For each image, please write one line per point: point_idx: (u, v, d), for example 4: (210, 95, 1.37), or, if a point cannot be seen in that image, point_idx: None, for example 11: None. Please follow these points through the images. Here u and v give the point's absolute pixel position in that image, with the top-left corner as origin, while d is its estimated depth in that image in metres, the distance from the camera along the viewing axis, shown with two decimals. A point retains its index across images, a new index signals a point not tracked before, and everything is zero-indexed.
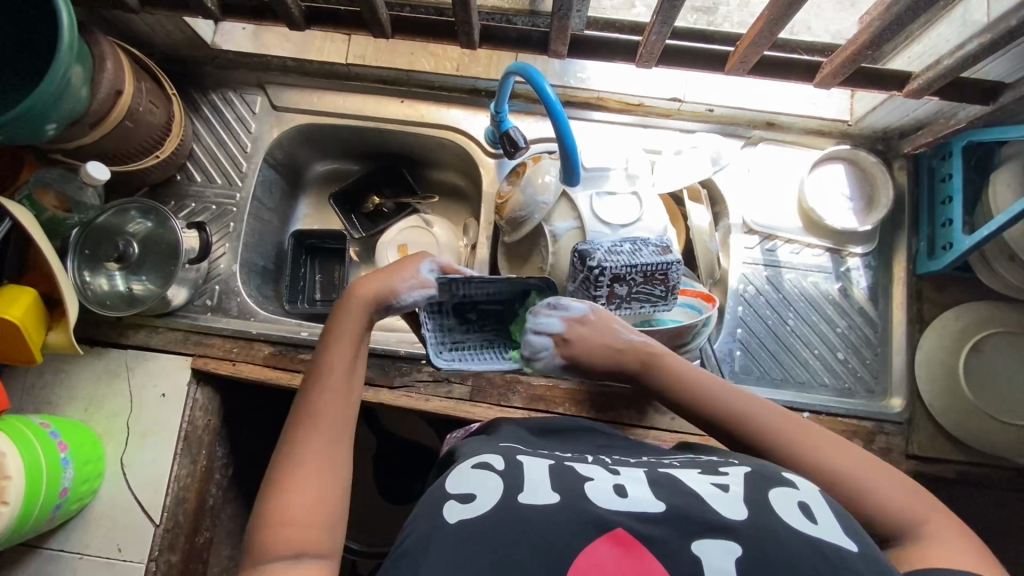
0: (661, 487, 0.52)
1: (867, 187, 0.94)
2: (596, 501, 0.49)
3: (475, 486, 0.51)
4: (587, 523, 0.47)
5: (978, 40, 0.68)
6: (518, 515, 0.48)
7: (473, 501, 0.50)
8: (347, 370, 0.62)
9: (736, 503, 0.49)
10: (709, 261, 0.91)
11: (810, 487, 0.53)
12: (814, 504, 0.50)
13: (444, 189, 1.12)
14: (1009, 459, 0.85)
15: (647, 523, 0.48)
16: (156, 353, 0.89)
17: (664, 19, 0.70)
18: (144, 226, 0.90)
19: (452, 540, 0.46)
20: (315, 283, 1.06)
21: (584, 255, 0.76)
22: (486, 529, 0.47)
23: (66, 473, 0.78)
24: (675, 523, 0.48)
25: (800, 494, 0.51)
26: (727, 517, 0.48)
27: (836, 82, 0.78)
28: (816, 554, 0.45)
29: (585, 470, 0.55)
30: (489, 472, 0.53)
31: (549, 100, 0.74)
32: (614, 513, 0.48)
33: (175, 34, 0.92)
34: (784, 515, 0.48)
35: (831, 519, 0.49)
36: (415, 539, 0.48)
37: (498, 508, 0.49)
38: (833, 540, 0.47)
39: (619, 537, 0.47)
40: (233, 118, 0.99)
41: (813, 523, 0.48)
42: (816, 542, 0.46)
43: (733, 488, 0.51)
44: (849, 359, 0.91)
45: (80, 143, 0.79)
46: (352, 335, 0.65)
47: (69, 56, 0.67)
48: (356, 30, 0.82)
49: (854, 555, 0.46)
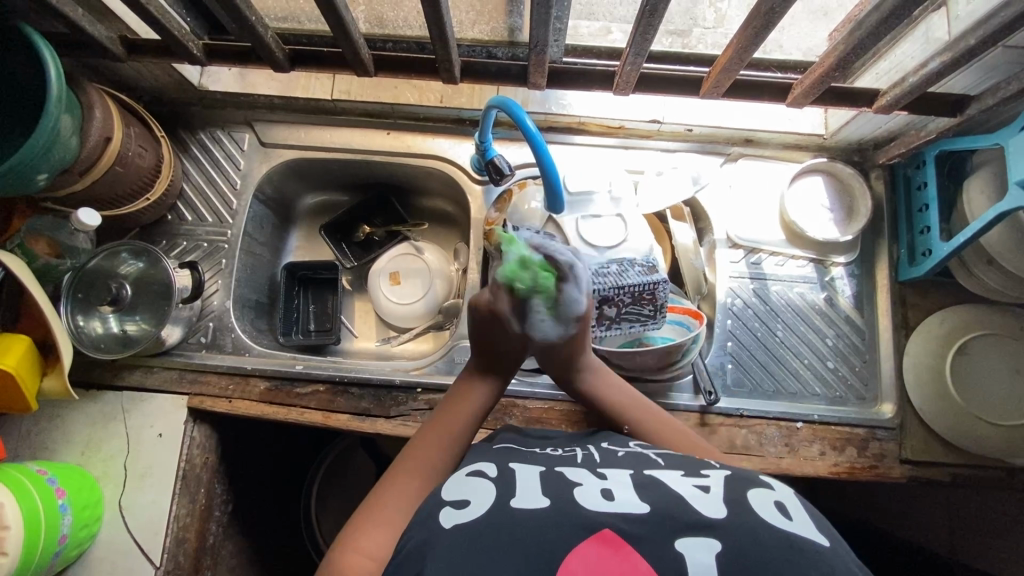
0: (645, 489, 0.52)
1: (845, 198, 0.96)
2: (585, 505, 0.50)
3: (470, 493, 0.53)
4: (573, 527, 0.47)
5: (940, 58, 0.70)
6: (511, 518, 0.48)
7: (466, 507, 0.51)
8: (466, 421, 0.69)
9: (716, 503, 0.49)
10: (694, 277, 0.96)
11: (786, 487, 0.54)
12: (790, 504, 0.51)
13: (435, 216, 1.13)
14: (1000, 459, 0.85)
15: (632, 523, 0.48)
16: (152, 393, 0.90)
17: (637, 50, 0.73)
18: (135, 267, 0.91)
19: (446, 543, 0.47)
20: (308, 314, 1.07)
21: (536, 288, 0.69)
22: (477, 532, 0.47)
23: (65, 520, 0.77)
24: (661, 523, 0.47)
25: (776, 494, 0.52)
26: (708, 517, 0.48)
27: (808, 101, 0.80)
28: (791, 548, 0.45)
29: (575, 475, 0.56)
30: (481, 480, 0.55)
31: (530, 132, 0.75)
32: (601, 514, 0.48)
33: (163, 78, 0.94)
34: (762, 514, 0.48)
35: (806, 517, 0.50)
36: (413, 545, 0.48)
37: (494, 511, 0.50)
38: (807, 535, 0.47)
39: (607, 537, 0.46)
40: (221, 156, 1.00)
41: (790, 519, 0.48)
42: (790, 537, 0.46)
43: (714, 489, 0.52)
44: (839, 367, 0.93)
45: (70, 190, 0.80)
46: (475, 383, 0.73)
47: (57, 107, 0.68)
48: (339, 70, 0.84)
49: (827, 549, 0.46)
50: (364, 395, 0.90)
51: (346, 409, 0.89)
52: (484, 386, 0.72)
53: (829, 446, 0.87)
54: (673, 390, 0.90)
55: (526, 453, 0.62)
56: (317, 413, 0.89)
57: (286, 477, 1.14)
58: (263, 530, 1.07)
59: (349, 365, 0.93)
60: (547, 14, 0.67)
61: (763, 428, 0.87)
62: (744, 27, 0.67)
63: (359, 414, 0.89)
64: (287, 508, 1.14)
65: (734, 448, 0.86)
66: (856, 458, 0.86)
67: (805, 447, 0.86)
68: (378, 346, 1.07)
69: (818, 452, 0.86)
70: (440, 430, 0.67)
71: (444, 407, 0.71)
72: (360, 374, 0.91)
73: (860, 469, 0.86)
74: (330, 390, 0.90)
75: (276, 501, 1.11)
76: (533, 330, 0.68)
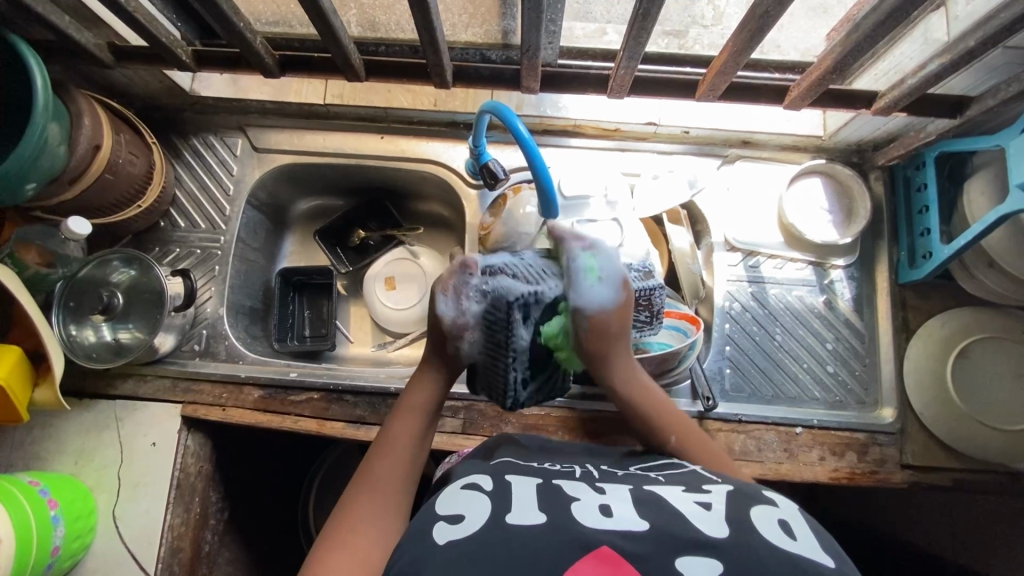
0: (644, 506, 0.51)
1: (845, 200, 0.95)
2: (582, 521, 0.49)
3: (465, 508, 0.52)
4: (570, 543, 0.46)
5: (939, 60, 0.69)
6: (507, 535, 0.47)
7: (461, 522, 0.50)
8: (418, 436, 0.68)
9: (718, 522, 0.48)
10: (691, 282, 0.94)
11: (789, 504, 0.53)
12: (793, 522, 0.50)
13: (430, 219, 1.12)
14: (1003, 465, 0.84)
15: (631, 540, 0.46)
16: (144, 402, 0.89)
17: (631, 53, 0.71)
18: (127, 275, 0.90)
19: (438, 560, 0.46)
20: (304, 320, 1.06)
21: (490, 273, 0.66)
22: (471, 549, 0.46)
23: (57, 532, 0.76)
24: (659, 540, 0.47)
25: (780, 512, 0.51)
26: (709, 535, 0.47)
27: (806, 103, 0.79)
28: (793, 568, 0.44)
29: (572, 489, 0.55)
30: (476, 494, 0.54)
31: (522, 137, 0.74)
32: (599, 531, 0.47)
33: (153, 84, 0.93)
34: (765, 534, 0.47)
35: (810, 535, 0.49)
36: (406, 561, 0.48)
37: (488, 527, 0.49)
38: (811, 556, 0.46)
39: (604, 555, 0.45)
40: (215, 162, 0.99)
41: (793, 539, 0.48)
42: (794, 558, 0.45)
43: (715, 506, 0.51)
44: (838, 372, 0.91)
45: (61, 200, 0.80)
46: (424, 393, 0.71)
47: (44, 116, 0.67)
48: (330, 75, 0.83)
49: (832, 570, 0.45)
50: (358, 403, 0.89)
51: (341, 416, 0.88)
52: (431, 394, 0.71)
53: (829, 452, 0.86)
54: (672, 396, 0.89)
55: (523, 465, 0.61)
56: (311, 420, 0.88)
57: (283, 483, 1.14)
58: (260, 537, 1.07)
59: (343, 372, 0.92)
60: (539, 18, 0.66)
61: (762, 434, 0.86)
62: (739, 31, 0.66)
63: (353, 421, 0.88)
64: (284, 514, 1.13)
65: (733, 455, 0.85)
66: (857, 464, 0.86)
67: (804, 452, 0.85)
68: (373, 351, 1.06)
69: (818, 458, 0.85)
70: (394, 449, 0.66)
71: (393, 422, 0.69)
72: (355, 382, 0.90)
73: (861, 475, 0.85)
74: (325, 397, 0.89)
75: (272, 504, 1.11)
76: (439, 302, 0.67)
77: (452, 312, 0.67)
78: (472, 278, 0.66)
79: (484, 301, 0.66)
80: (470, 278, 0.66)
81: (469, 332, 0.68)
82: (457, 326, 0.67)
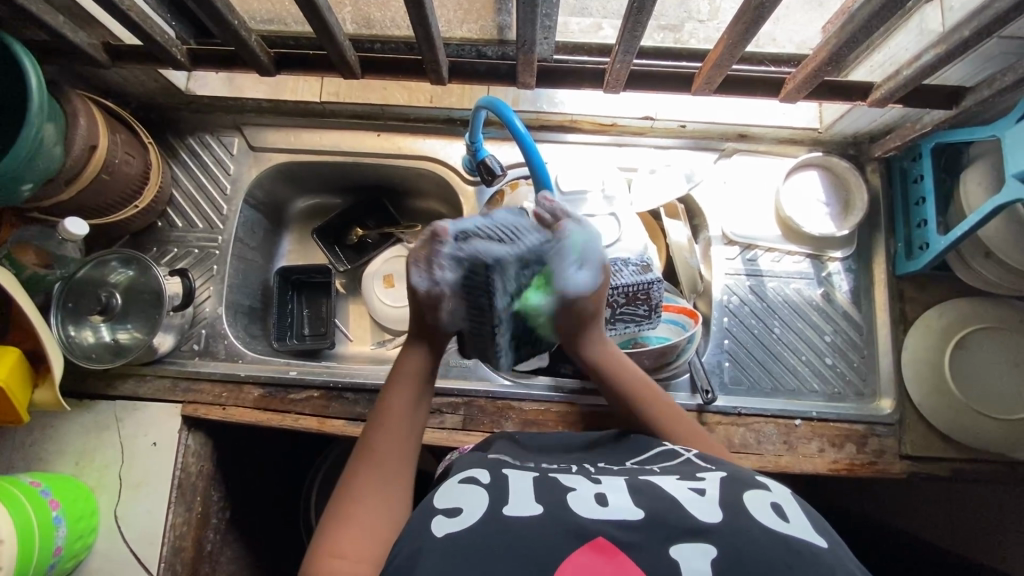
0: (641, 494, 0.51)
1: (841, 192, 0.95)
2: (578, 511, 0.49)
3: (463, 501, 0.52)
4: (568, 534, 0.46)
5: (934, 50, 0.69)
6: (505, 527, 0.48)
7: (459, 515, 0.50)
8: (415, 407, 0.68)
9: (713, 507, 0.49)
10: (689, 276, 0.94)
11: (783, 488, 0.53)
12: (786, 505, 0.50)
13: (428, 216, 1.12)
14: (998, 453, 0.85)
15: (627, 530, 0.47)
16: (145, 402, 0.89)
17: (627, 47, 0.71)
18: (125, 275, 0.90)
19: (436, 553, 0.46)
20: (303, 318, 1.06)
21: (464, 238, 0.65)
22: (470, 542, 0.47)
23: (59, 531, 0.77)
24: (656, 528, 0.47)
25: (773, 496, 0.51)
26: (704, 521, 0.47)
27: (801, 96, 0.80)
28: (787, 551, 0.44)
29: (569, 480, 0.55)
30: (474, 486, 0.54)
31: (518, 132, 0.74)
32: (596, 521, 0.48)
33: (148, 84, 0.93)
34: (759, 517, 0.48)
35: (803, 518, 0.49)
36: (405, 555, 0.48)
37: (486, 519, 0.49)
38: (804, 537, 0.46)
39: (600, 545, 0.46)
40: (211, 161, 0.99)
41: (786, 521, 0.48)
42: (787, 540, 0.45)
43: (710, 491, 0.51)
44: (837, 364, 0.92)
45: (57, 201, 0.80)
46: (414, 365, 0.71)
47: (38, 116, 0.67)
48: (326, 72, 0.83)
49: (825, 551, 0.45)
50: (359, 400, 0.89)
51: (342, 414, 0.88)
52: (421, 364, 0.71)
53: (828, 444, 0.86)
54: (671, 390, 0.89)
55: (520, 458, 0.61)
56: (312, 418, 0.88)
57: (284, 480, 1.14)
58: (262, 535, 1.07)
59: (344, 370, 0.92)
60: (533, 13, 0.66)
61: (761, 426, 0.87)
62: (734, 23, 0.66)
63: (353, 418, 0.88)
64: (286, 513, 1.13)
65: (732, 447, 0.85)
66: (856, 455, 0.86)
67: (803, 444, 0.86)
68: (373, 349, 1.06)
69: (817, 450, 0.86)
70: (392, 421, 0.66)
71: (388, 395, 0.69)
72: (355, 379, 0.90)
73: (860, 466, 0.85)
74: (325, 395, 0.89)
75: (274, 501, 1.11)
76: (412, 274, 0.66)
77: (427, 284, 0.66)
78: (449, 249, 0.65)
79: (459, 267, 0.66)
80: (445, 247, 0.65)
81: (446, 300, 0.68)
82: (435, 297, 0.68)
